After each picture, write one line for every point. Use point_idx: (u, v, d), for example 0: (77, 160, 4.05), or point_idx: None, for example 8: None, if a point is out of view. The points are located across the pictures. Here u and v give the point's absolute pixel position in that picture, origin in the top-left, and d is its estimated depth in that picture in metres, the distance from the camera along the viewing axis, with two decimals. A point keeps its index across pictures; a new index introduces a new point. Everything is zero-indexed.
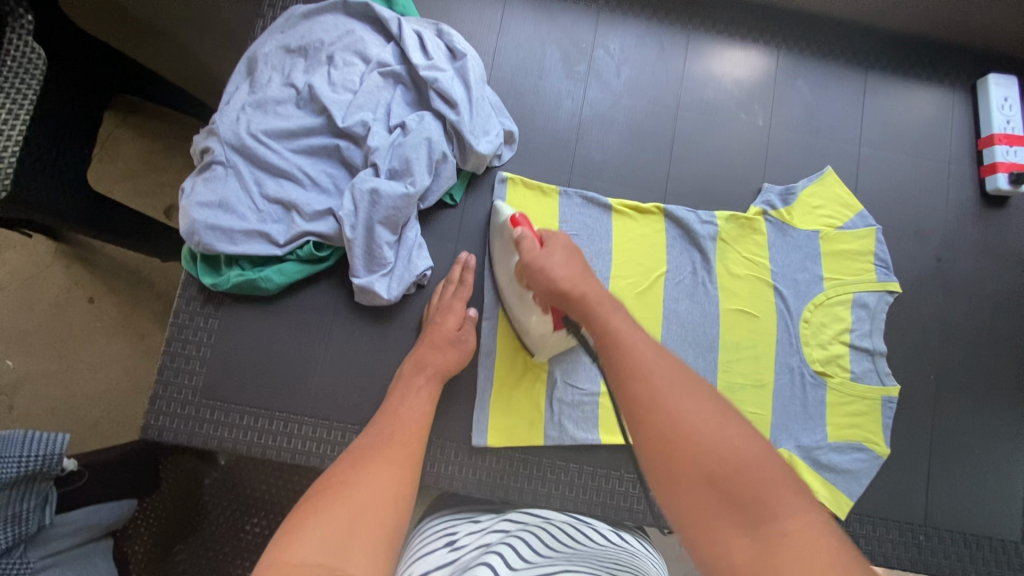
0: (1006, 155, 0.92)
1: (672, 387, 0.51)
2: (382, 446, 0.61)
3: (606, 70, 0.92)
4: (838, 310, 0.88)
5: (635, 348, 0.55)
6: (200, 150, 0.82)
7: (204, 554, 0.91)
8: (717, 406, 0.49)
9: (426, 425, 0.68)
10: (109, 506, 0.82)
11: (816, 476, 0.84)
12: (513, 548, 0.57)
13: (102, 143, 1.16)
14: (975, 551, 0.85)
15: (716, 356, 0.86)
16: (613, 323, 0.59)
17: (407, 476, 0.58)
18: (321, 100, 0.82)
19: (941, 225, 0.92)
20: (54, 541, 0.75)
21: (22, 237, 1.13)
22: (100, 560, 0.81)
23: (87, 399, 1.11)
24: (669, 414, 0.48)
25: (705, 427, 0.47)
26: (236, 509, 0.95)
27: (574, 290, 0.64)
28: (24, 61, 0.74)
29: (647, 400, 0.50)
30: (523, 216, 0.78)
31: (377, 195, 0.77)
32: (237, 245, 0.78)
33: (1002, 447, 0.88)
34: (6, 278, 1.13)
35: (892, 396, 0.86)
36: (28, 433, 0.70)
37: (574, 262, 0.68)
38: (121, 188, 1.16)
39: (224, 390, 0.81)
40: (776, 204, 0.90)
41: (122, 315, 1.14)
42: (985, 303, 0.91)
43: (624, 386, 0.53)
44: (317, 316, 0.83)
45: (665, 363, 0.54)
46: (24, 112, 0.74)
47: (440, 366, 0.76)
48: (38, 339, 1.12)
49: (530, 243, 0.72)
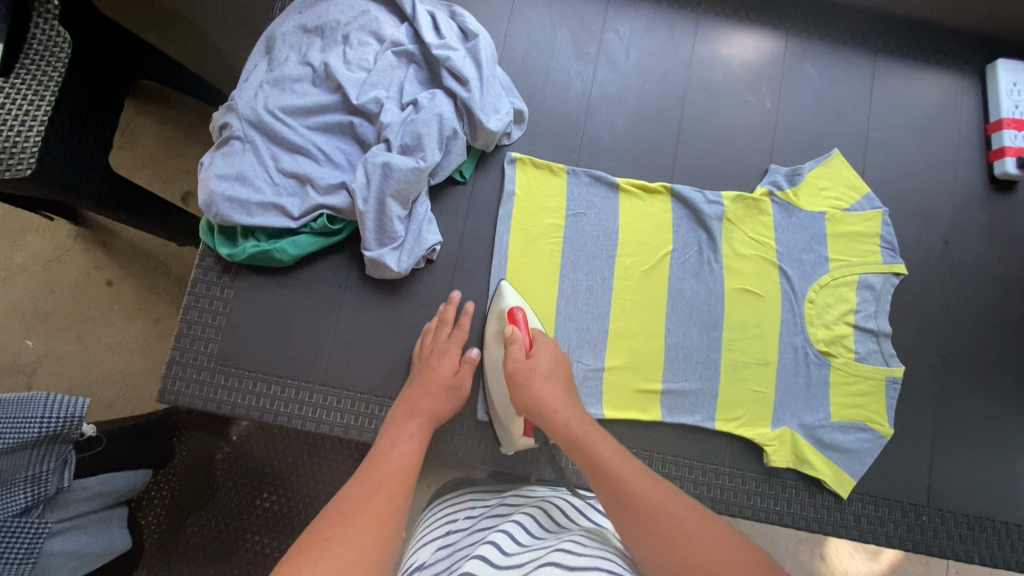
0: (1015, 139, 0.92)
1: (688, 528, 0.54)
2: (365, 501, 0.58)
3: (616, 52, 0.94)
4: (843, 291, 0.89)
5: (641, 486, 0.59)
6: (219, 126, 0.85)
7: (215, 527, 0.93)
8: (732, 541, 0.54)
9: (413, 472, 0.65)
10: (123, 476, 0.85)
11: (818, 454, 0.85)
12: (506, 538, 0.58)
13: (123, 131, 1.20)
14: (979, 533, 0.85)
15: (719, 334, 0.87)
16: (616, 458, 0.63)
17: (389, 536, 0.54)
18: (336, 79, 0.84)
19: (948, 209, 0.92)
20: (72, 505, 0.78)
21: (45, 220, 1.16)
22: (116, 527, 0.84)
23: (103, 379, 1.14)
24: (689, 553, 0.52)
25: (725, 567, 0.51)
26: (248, 484, 0.96)
27: (570, 421, 0.69)
28: (50, 45, 0.78)
29: (667, 543, 0.53)
30: (521, 309, 0.81)
31: (388, 168, 0.79)
32: (254, 217, 0.81)
33: (1007, 430, 0.88)
34: (28, 261, 1.16)
35: (896, 377, 0.87)
36: (50, 396, 0.72)
37: (558, 379, 0.75)
38: (141, 174, 1.19)
39: (238, 358, 0.83)
40: (782, 184, 0.90)
41: (139, 298, 1.17)
42: (992, 287, 0.91)
43: (636, 525, 0.55)
44: (328, 287, 0.86)
45: (675, 503, 0.57)
46: (49, 95, 0.78)
47: (433, 413, 0.75)
48: (58, 321, 1.15)
49: (519, 351, 0.75)
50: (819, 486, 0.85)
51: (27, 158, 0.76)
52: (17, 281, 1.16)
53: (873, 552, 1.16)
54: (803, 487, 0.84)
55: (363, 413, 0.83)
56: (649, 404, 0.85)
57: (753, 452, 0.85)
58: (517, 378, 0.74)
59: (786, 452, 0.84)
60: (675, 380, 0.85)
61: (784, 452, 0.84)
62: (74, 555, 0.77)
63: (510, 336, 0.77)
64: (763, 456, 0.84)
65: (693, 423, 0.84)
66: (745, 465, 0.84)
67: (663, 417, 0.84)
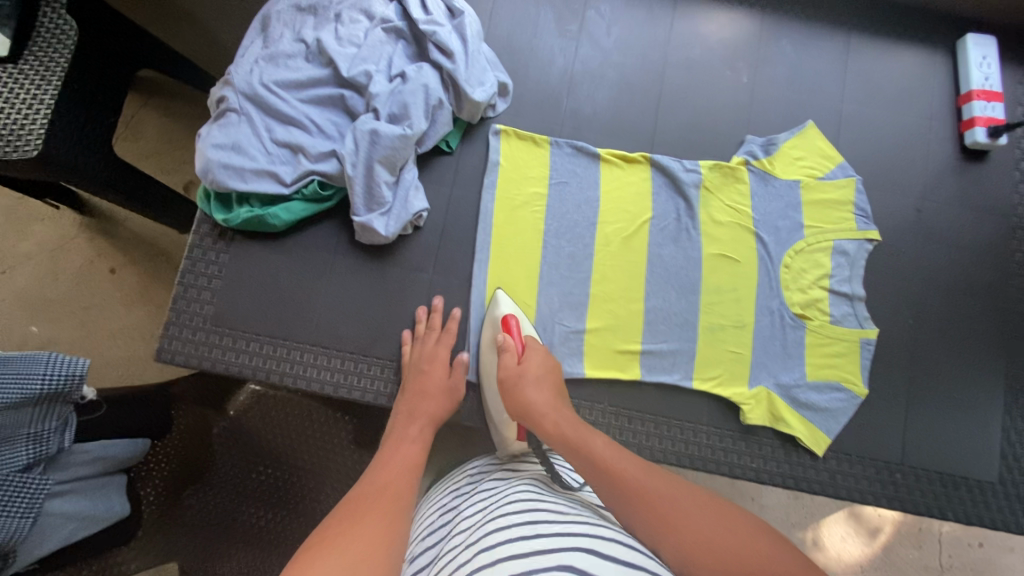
0: (984, 110, 0.95)
1: (682, 506, 0.59)
2: (374, 496, 0.61)
3: (597, 30, 0.97)
4: (818, 257, 0.92)
5: (634, 474, 0.63)
6: (216, 100, 0.88)
7: (211, 499, 0.92)
8: (720, 510, 0.59)
9: (416, 472, 0.69)
10: (124, 442, 0.87)
11: (794, 413, 0.87)
12: (513, 510, 0.61)
13: (127, 123, 1.24)
14: (952, 490, 0.87)
15: (697, 297, 0.90)
16: (607, 451, 0.67)
17: (397, 525, 0.57)
18: (328, 53, 0.88)
19: (921, 177, 0.95)
20: (71, 468, 0.80)
21: (50, 210, 1.21)
22: (115, 493, 0.85)
23: (105, 364, 1.17)
24: (684, 525, 0.57)
25: (717, 533, 0.56)
26: (246, 455, 0.96)
27: (559, 421, 0.72)
28: (58, 33, 0.84)
29: (661, 518, 0.58)
30: (515, 317, 0.84)
31: (376, 136, 0.83)
32: (248, 183, 0.84)
33: (981, 391, 0.90)
34: (35, 248, 1.20)
35: (870, 339, 0.89)
36: (53, 355, 0.74)
37: (547, 377, 0.79)
38: (146, 164, 1.24)
39: (233, 319, 0.87)
40: (757, 154, 0.94)
41: (141, 284, 1.21)
42: (964, 253, 0.93)
43: (635, 510, 0.59)
44: (320, 253, 0.89)
45: (664, 484, 0.62)
46: (57, 78, 0.83)
47: (434, 414, 0.79)
48: (63, 307, 1.19)
49: (511, 358, 0.79)
50: (795, 444, 0.87)
51: (36, 138, 0.81)
52: (24, 268, 1.20)
53: (867, 537, 1.18)
54: (779, 445, 0.87)
55: (352, 371, 0.87)
56: (628, 363, 0.88)
57: (730, 411, 0.87)
58: (508, 382, 0.77)
59: (762, 411, 0.87)
60: (653, 342, 0.88)
61: (760, 410, 0.87)
62: (75, 516, 0.79)
63: (502, 343, 0.81)
64: (740, 415, 0.87)
65: (671, 382, 0.87)
66: (723, 423, 0.87)
67: (642, 376, 0.87)
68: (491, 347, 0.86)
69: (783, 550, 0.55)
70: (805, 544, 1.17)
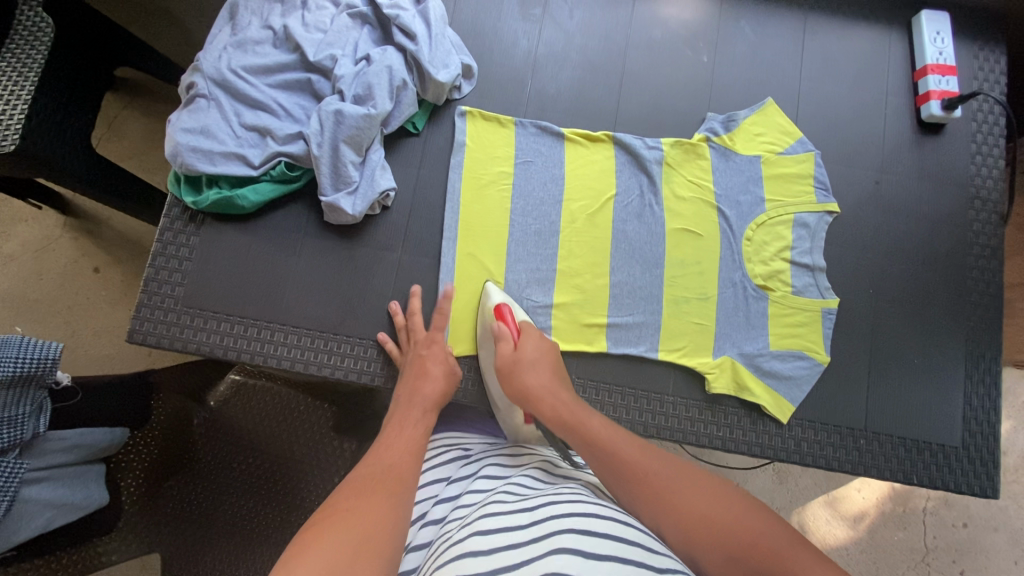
0: (939, 84, 0.97)
1: (675, 483, 0.60)
2: (377, 478, 0.60)
3: (560, 13, 1.00)
4: (779, 230, 0.94)
5: (628, 453, 0.64)
6: (185, 87, 0.90)
7: (193, 491, 0.86)
8: (714, 486, 0.60)
9: (418, 455, 0.67)
10: (102, 430, 0.83)
11: (758, 382, 0.88)
12: (511, 496, 0.59)
13: (109, 124, 1.25)
14: (916, 455, 0.89)
15: (661, 271, 0.92)
16: (602, 429, 0.68)
17: (399, 512, 0.57)
18: (294, 39, 0.90)
19: (878, 150, 0.97)
20: (47, 455, 0.78)
21: (32, 211, 1.22)
22: (94, 483, 0.81)
23: (89, 362, 1.18)
24: (677, 505, 0.58)
25: (709, 511, 0.57)
26: (225, 447, 0.89)
27: (554, 404, 0.73)
28: (34, 29, 0.84)
29: (656, 499, 0.59)
30: (508, 305, 0.84)
31: (341, 116, 0.85)
32: (216, 166, 0.86)
33: (942, 358, 0.92)
34: (17, 249, 1.21)
35: (831, 308, 0.91)
36: (25, 338, 0.74)
37: (544, 361, 0.79)
38: (128, 164, 1.25)
39: (205, 299, 0.88)
40: (718, 131, 0.96)
41: (124, 283, 1.21)
42: (922, 223, 0.95)
43: (630, 492, 0.61)
44: (289, 234, 0.90)
45: (658, 461, 0.63)
46: (32, 75, 0.83)
47: (434, 397, 0.77)
48: (46, 306, 1.20)
49: (507, 345, 0.79)
50: (761, 413, 0.88)
51: (10, 135, 0.81)
52: (6, 270, 1.20)
53: (850, 518, 1.19)
54: (745, 414, 0.88)
55: (323, 349, 0.88)
56: (595, 336, 0.89)
57: (695, 381, 0.89)
58: (504, 371, 0.77)
59: (727, 380, 0.88)
60: (619, 315, 0.90)
61: (724, 379, 0.88)
62: (53, 504, 0.76)
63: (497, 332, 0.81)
64: (705, 385, 0.88)
65: (637, 353, 0.88)
66: (689, 393, 0.89)
67: (609, 348, 0.88)
68: (488, 338, 0.86)
69: (773, 521, 0.55)
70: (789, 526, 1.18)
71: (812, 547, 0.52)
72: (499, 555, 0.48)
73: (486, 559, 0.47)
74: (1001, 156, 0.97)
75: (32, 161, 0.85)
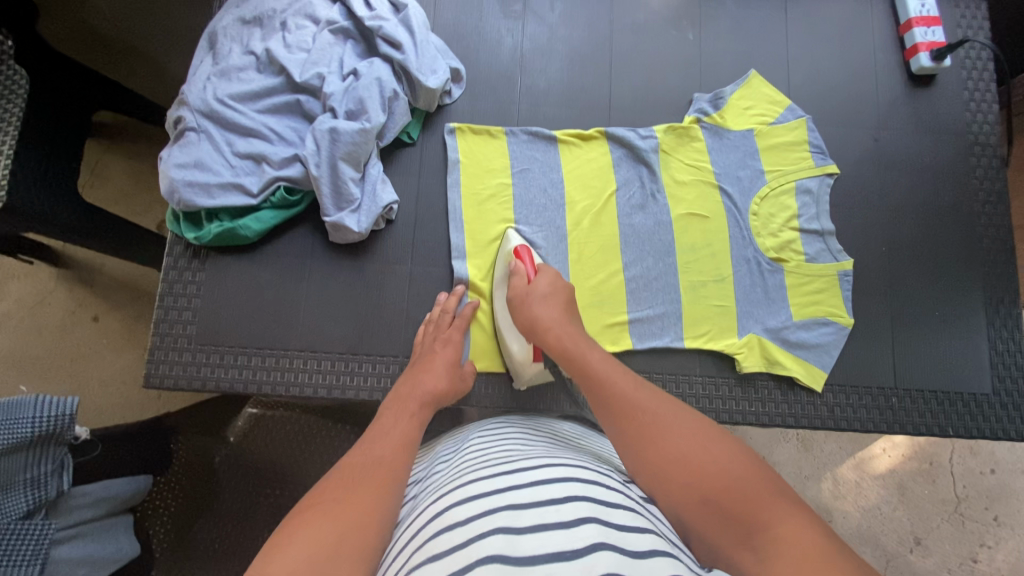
0: (925, 36, 0.97)
1: (666, 421, 0.56)
2: (364, 469, 0.57)
3: (541, 6, 0.99)
4: (784, 200, 0.94)
5: (624, 389, 0.60)
6: (172, 122, 0.88)
7: (221, 528, 0.84)
8: (702, 427, 0.55)
9: (411, 446, 0.63)
10: (124, 480, 0.79)
11: (787, 353, 0.88)
12: (494, 459, 0.56)
13: (92, 169, 1.23)
14: (949, 407, 0.88)
15: (675, 255, 0.91)
16: (603, 365, 0.65)
17: (387, 501, 0.53)
18: (278, 61, 0.88)
19: (875, 109, 0.97)
20: (75, 512, 0.73)
21: (25, 266, 1.19)
22: (123, 534, 0.78)
23: (100, 414, 1.15)
24: (660, 445, 0.53)
25: (693, 451, 0.52)
26: (247, 484, 0.86)
27: (560, 335, 0.72)
28: (9, 83, 0.81)
29: (639, 432, 0.55)
30: (525, 247, 0.85)
31: (336, 133, 0.84)
32: (215, 198, 0.84)
33: (961, 308, 0.92)
34: (13, 307, 1.19)
35: (847, 270, 0.91)
36: (39, 397, 0.69)
37: (555, 300, 0.77)
38: (115, 211, 1.23)
39: (220, 334, 0.86)
40: (707, 110, 0.96)
41: (125, 328, 1.19)
42: (927, 175, 0.95)
43: (616, 423, 0.58)
44: (296, 258, 0.89)
45: (652, 399, 0.59)
46: (13, 130, 0.81)
47: (433, 392, 0.75)
48: (48, 362, 1.17)
49: (521, 281, 0.81)
50: (791, 384, 0.88)
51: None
52: (4, 329, 1.18)
53: (879, 476, 1.19)
54: (776, 387, 0.88)
55: (344, 372, 0.86)
56: (617, 325, 0.88)
57: (724, 361, 0.88)
58: (517, 303, 0.79)
59: (756, 357, 0.88)
60: (637, 303, 0.89)
61: (754, 357, 0.87)
62: (85, 561, 0.71)
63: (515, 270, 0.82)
64: (736, 365, 0.88)
65: (663, 344, 0.88)
66: (718, 373, 0.88)
67: (635, 345, 0.87)
68: (506, 280, 0.87)
69: (759, 473, 0.50)
70: (822, 493, 1.18)
71: (796, 501, 0.47)
72: (474, 523, 0.44)
73: (461, 530, 0.44)
74: (994, 100, 0.98)
75: (26, 213, 0.84)
